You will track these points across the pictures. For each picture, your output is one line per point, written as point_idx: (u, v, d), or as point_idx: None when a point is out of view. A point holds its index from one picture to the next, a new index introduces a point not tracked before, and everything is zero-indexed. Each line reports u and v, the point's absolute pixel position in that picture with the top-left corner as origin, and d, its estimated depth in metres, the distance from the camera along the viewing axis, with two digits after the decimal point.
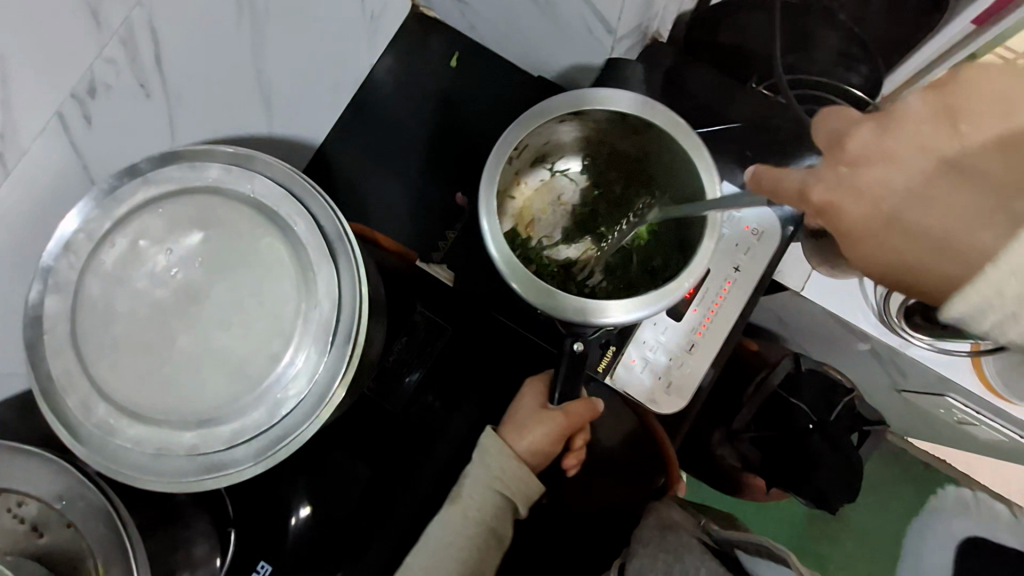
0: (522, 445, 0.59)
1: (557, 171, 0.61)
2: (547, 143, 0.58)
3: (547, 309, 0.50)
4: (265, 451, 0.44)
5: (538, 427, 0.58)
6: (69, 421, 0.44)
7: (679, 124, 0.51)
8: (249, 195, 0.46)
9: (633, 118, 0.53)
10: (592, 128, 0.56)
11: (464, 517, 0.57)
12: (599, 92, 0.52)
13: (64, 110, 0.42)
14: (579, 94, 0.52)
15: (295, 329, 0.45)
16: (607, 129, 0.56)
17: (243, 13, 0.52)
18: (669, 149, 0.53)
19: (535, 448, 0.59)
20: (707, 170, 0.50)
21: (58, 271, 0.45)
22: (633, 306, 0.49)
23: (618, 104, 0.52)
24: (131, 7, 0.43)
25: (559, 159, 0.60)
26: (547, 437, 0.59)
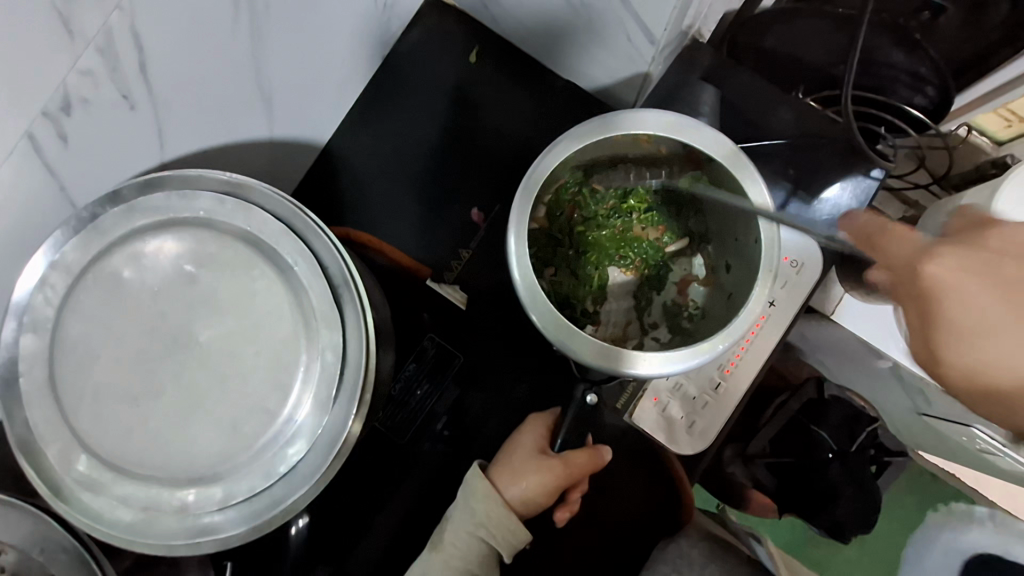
0: (511, 491, 0.52)
1: (600, 180, 0.54)
2: (598, 153, 0.51)
3: (577, 357, 0.44)
4: (260, 515, 0.41)
5: (536, 473, 0.52)
6: (48, 473, 0.40)
7: (746, 167, 0.46)
8: (246, 231, 0.42)
9: (698, 151, 0.48)
10: (647, 149, 0.51)
11: (446, 567, 0.51)
12: (650, 113, 0.47)
13: (35, 130, 0.37)
14: (632, 117, 0.47)
15: (295, 382, 0.41)
16: (669, 157, 0.51)
17: (242, 12, 0.46)
18: (728, 189, 0.49)
19: (528, 496, 0.52)
20: (757, 194, 0.46)
21: (34, 308, 0.40)
22: (664, 359, 0.44)
23: (681, 133, 0.47)
24: (110, 12, 0.37)
25: (605, 167, 0.54)
26: (546, 485, 0.52)
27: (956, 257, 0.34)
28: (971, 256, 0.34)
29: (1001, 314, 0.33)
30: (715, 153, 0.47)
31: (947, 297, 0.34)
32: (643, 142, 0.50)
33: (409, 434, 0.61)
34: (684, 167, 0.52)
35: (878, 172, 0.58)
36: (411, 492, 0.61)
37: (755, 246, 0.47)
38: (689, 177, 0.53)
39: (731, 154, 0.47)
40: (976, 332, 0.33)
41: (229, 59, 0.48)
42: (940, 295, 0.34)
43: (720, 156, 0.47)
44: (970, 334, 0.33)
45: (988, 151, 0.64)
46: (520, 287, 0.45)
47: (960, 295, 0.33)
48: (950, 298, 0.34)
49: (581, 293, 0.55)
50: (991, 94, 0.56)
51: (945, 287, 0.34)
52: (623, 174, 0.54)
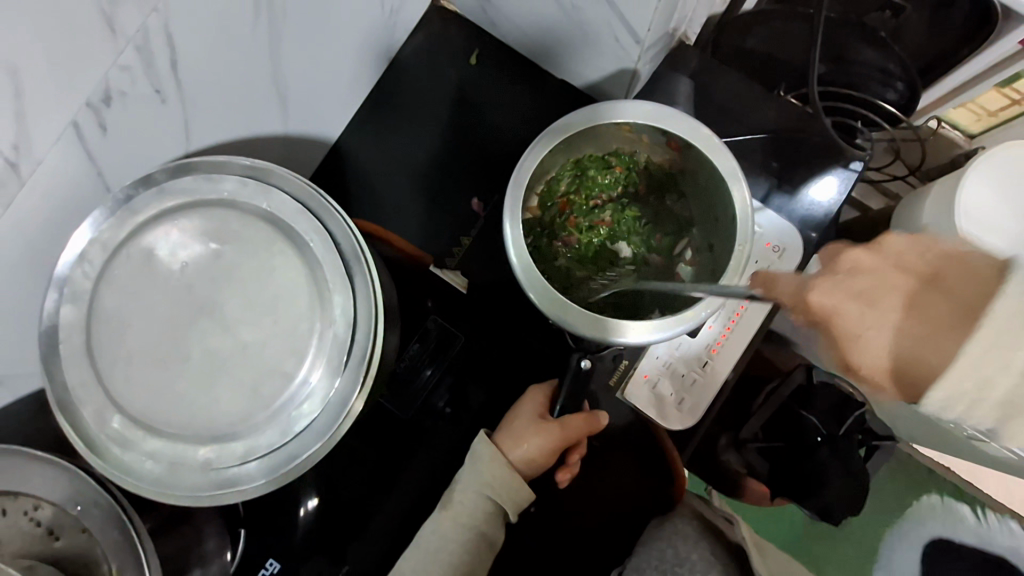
0: (515, 453, 0.56)
1: (589, 169, 0.59)
2: (586, 143, 0.56)
3: (571, 330, 0.48)
4: (278, 468, 0.45)
5: (536, 435, 0.55)
6: (84, 431, 0.44)
7: (721, 150, 0.50)
8: (266, 211, 0.46)
9: (677, 138, 0.52)
10: (629, 140, 0.56)
11: (455, 524, 0.54)
12: (631, 103, 0.51)
13: (79, 119, 0.41)
14: (615, 108, 0.51)
15: (310, 347, 0.45)
16: (652, 145, 0.56)
17: (262, 14, 0.50)
18: (705, 171, 0.53)
19: (530, 457, 0.56)
20: (734, 180, 0.50)
21: (73, 281, 0.44)
22: (650, 328, 0.48)
23: (661, 121, 0.51)
24: (148, 14, 0.41)
25: (593, 156, 0.58)
26: (546, 446, 0.56)
27: (825, 285, 0.32)
28: (836, 286, 0.31)
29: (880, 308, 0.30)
30: (693, 139, 0.51)
31: (835, 316, 0.31)
32: (625, 132, 0.54)
33: (412, 411, 0.64)
34: (663, 158, 0.57)
35: (858, 164, 0.62)
36: (418, 466, 0.65)
37: (733, 225, 0.51)
38: (669, 165, 0.57)
39: (706, 139, 0.51)
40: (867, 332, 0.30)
41: (249, 58, 0.53)
42: (828, 322, 0.31)
43: (698, 143, 0.51)
44: (845, 342, 0.31)
45: (962, 144, 0.68)
46: (517, 266, 0.49)
47: (841, 311, 0.31)
48: (839, 322, 0.31)
49: (578, 278, 0.59)
50: (960, 88, 0.61)
51: (831, 311, 0.31)
52: (611, 165, 0.59)
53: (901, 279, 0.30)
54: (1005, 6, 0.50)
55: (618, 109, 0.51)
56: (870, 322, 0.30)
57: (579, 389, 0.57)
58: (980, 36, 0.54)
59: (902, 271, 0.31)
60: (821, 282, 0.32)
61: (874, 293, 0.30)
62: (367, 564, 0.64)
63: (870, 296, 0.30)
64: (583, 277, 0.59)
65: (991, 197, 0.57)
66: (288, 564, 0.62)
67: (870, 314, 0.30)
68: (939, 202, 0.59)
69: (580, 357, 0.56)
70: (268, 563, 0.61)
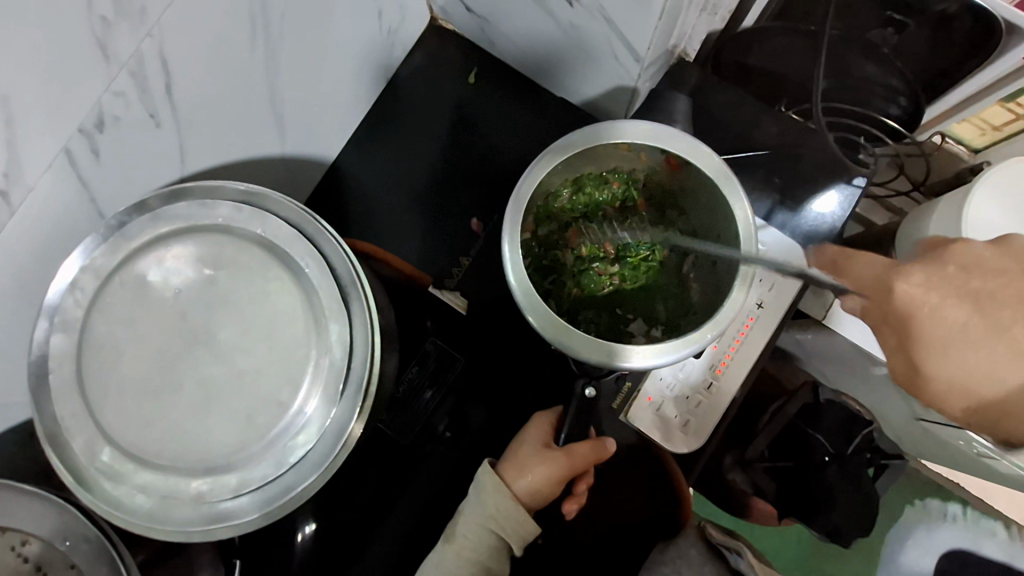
0: (520, 485, 0.54)
1: (583, 179, 0.57)
2: (582, 157, 0.54)
3: (574, 355, 0.47)
4: (272, 501, 0.43)
5: (541, 464, 0.54)
6: (74, 464, 0.43)
7: (721, 167, 0.50)
8: (260, 236, 0.45)
9: (674, 155, 0.51)
10: (629, 157, 0.55)
11: (459, 558, 0.53)
12: (631, 123, 0.51)
13: (71, 146, 0.40)
14: (614, 127, 0.51)
15: (305, 376, 0.44)
16: (649, 163, 0.55)
17: (257, 37, 0.50)
18: (705, 189, 0.52)
19: (535, 488, 0.55)
20: (738, 202, 0.49)
21: (64, 309, 0.43)
22: (655, 352, 0.47)
23: (658, 139, 0.51)
24: (142, 39, 0.41)
25: (591, 168, 0.56)
26: (552, 475, 0.54)
27: (922, 275, 0.45)
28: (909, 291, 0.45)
29: (982, 332, 0.42)
30: (695, 157, 0.50)
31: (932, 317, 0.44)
32: (623, 150, 0.53)
33: (412, 435, 0.63)
34: (663, 171, 0.55)
35: (862, 180, 0.61)
36: (418, 493, 0.63)
37: (735, 244, 0.50)
38: (669, 180, 0.56)
39: (705, 157, 0.50)
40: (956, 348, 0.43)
41: (245, 79, 0.52)
42: (919, 320, 0.44)
43: (701, 162, 0.50)
44: (937, 354, 0.44)
45: (966, 159, 0.68)
46: (517, 290, 0.48)
47: (929, 309, 0.44)
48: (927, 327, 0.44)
49: (578, 299, 0.57)
50: (965, 103, 0.60)
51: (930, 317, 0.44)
52: (606, 173, 0.57)
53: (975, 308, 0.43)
54: (1008, 21, 0.50)
55: (617, 128, 0.50)
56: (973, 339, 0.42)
57: (586, 418, 0.55)
58: (984, 52, 0.54)
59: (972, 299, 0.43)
60: (914, 270, 0.46)
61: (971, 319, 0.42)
62: None
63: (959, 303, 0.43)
64: (581, 297, 0.57)
65: (998, 218, 0.57)
66: None
67: (974, 337, 0.42)
68: (946, 221, 0.58)
69: (584, 384, 0.53)
70: None
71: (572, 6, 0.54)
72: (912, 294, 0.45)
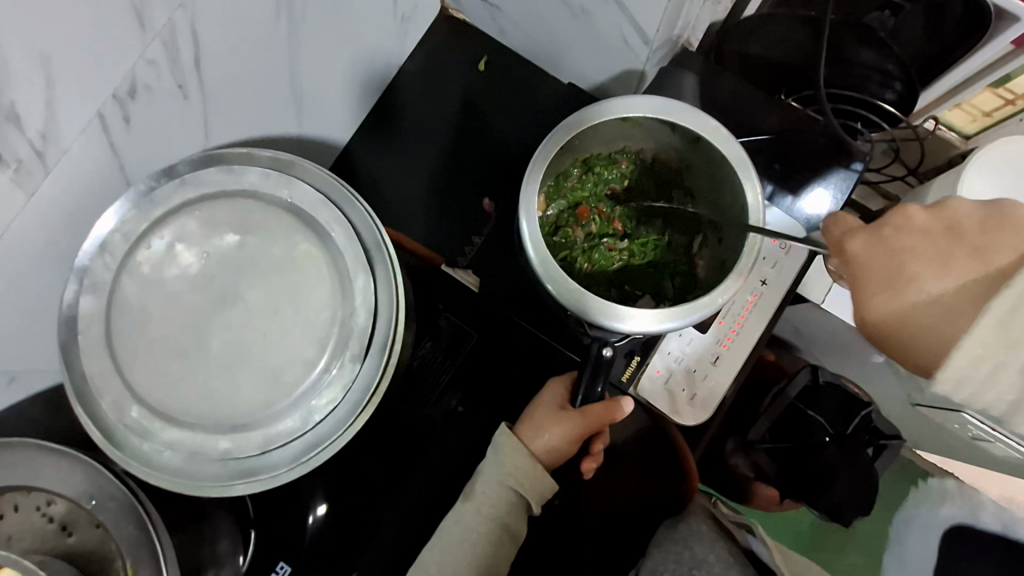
0: (536, 443, 0.57)
1: (591, 158, 0.59)
2: (592, 133, 0.55)
3: (593, 316, 0.48)
4: (301, 457, 0.44)
5: (555, 425, 0.57)
6: (103, 422, 0.44)
7: (726, 136, 0.52)
8: (287, 201, 0.46)
9: (682, 129, 0.53)
10: (637, 136, 0.57)
11: (479, 514, 0.55)
12: (641, 100, 0.53)
13: (105, 111, 0.42)
14: (622, 102, 0.52)
15: (331, 336, 0.45)
16: (656, 141, 0.57)
17: (281, 15, 0.52)
18: (712, 162, 0.54)
19: (552, 445, 0.58)
20: (747, 177, 0.51)
21: (93, 272, 0.44)
22: (663, 317, 0.48)
23: (668, 113, 0.52)
24: (175, 9, 0.42)
25: (598, 147, 0.58)
26: (566, 435, 0.57)
27: (870, 236, 0.41)
28: (882, 246, 0.41)
29: (937, 250, 0.39)
30: (700, 129, 0.52)
31: (901, 259, 0.40)
32: (631, 127, 0.55)
33: (425, 410, 0.65)
34: (671, 152, 0.57)
35: (859, 164, 0.64)
36: (434, 469, 0.65)
37: (743, 215, 0.52)
38: (677, 161, 0.58)
39: (715, 133, 0.52)
40: (905, 252, 0.40)
41: (268, 55, 0.54)
42: (881, 259, 0.40)
43: (708, 136, 0.52)
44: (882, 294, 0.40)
45: (958, 145, 0.71)
46: (535, 261, 0.49)
47: (877, 258, 0.41)
48: (893, 258, 0.40)
49: (589, 276, 0.58)
50: (957, 88, 0.63)
51: (897, 251, 0.40)
52: (614, 152, 0.59)
53: (940, 248, 0.39)
54: (997, 7, 0.52)
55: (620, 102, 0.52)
56: (935, 275, 0.39)
57: (598, 377, 0.55)
58: (977, 36, 0.56)
59: (951, 250, 0.39)
60: (888, 223, 0.41)
61: (951, 258, 0.39)
62: (378, 566, 0.63)
63: (939, 222, 0.40)
64: (593, 274, 0.59)
65: (988, 192, 0.59)
66: (297, 568, 0.61)
67: (935, 271, 0.39)
68: (938, 200, 0.61)
69: (600, 347, 0.53)
70: (278, 567, 0.61)
71: None
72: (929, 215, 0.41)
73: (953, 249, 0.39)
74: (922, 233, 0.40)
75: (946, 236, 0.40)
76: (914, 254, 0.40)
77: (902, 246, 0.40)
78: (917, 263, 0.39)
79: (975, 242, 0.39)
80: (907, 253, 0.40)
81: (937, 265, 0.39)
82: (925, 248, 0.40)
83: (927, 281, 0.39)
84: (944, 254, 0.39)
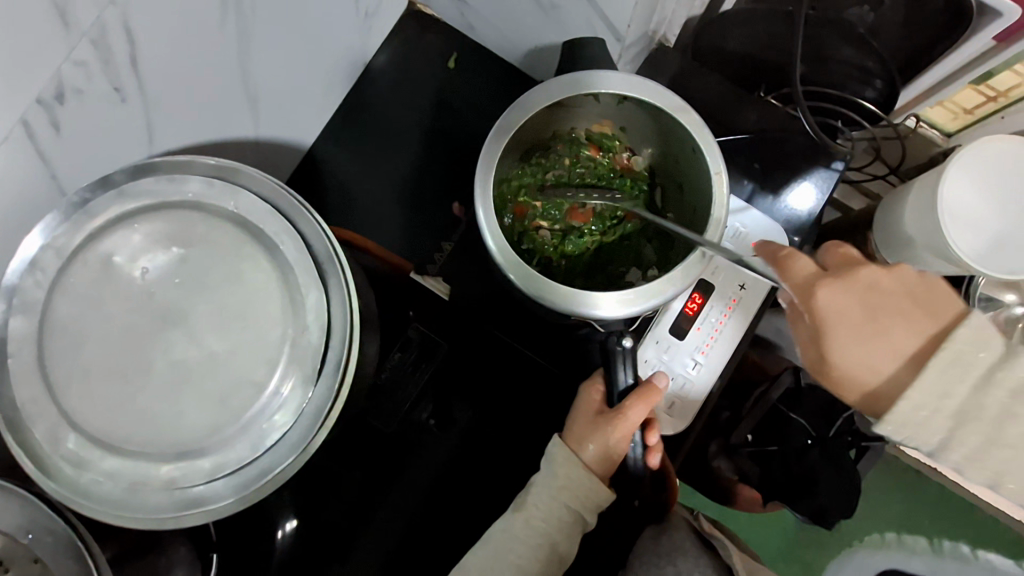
0: (587, 454, 0.54)
1: (529, 152, 0.55)
2: (524, 129, 0.51)
3: (562, 308, 0.46)
4: (246, 487, 0.42)
5: (599, 431, 0.54)
6: (35, 451, 0.41)
7: (659, 89, 0.48)
8: (232, 212, 0.43)
9: (607, 95, 0.49)
10: (565, 115, 0.53)
11: (528, 525, 0.53)
12: (565, 77, 0.48)
13: (29, 117, 0.38)
14: (539, 91, 0.48)
15: (282, 356, 0.42)
16: (586, 112, 0.53)
17: (229, 12, 0.49)
18: (650, 116, 0.51)
19: (603, 453, 0.54)
20: (699, 128, 0.48)
21: (24, 290, 0.41)
22: (627, 302, 0.46)
23: (600, 83, 0.48)
24: (104, 6, 0.39)
25: (532, 139, 0.54)
26: (614, 438, 0.54)
27: (833, 291, 0.46)
28: (850, 296, 0.46)
29: (871, 324, 0.46)
30: (641, 94, 0.48)
31: (853, 318, 0.46)
32: (558, 108, 0.51)
33: (394, 423, 0.61)
34: (603, 120, 0.55)
35: (840, 164, 0.61)
36: (408, 491, 0.61)
37: (701, 163, 0.49)
38: (610, 127, 0.56)
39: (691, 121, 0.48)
40: (856, 325, 0.46)
41: (218, 52, 0.50)
42: (825, 316, 0.46)
43: (640, 92, 0.48)
44: (850, 348, 0.46)
45: (939, 143, 0.69)
46: (500, 257, 0.46)
47: (838, 315, 0.46)
48: (841, 319, 0.46)
49: (571, 271, 0.56)
50: (937, 87, 0.61)
51: (842, 309, 0.46)
52: (548, 138, 0.56)
53: (893, 313, 0.46)
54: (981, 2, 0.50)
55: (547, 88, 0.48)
56: (888, 343, 0.45)
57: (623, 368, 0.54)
58: (959, 32, 0.54)
59: (890, 316, 0.45)
60: (829, 281, 0.46)
61: (905, 321, 0.45)
62: None
63: (876, 287, 0.46)
64: (575, 268, 0.56)
65: (970, 195, 0.58)
66: None
67: (888, 337, 0.45)
68: (921, 202, 0.59)
69: (619, 338, 0.53)
70: None
71: None
72: (866, 275, 0.47)
73: (900, 314, 0.45)
74: (866, 295, 0.46)
75: (894, 301, 0.46)
76: (880, 322, 0.45)
77: (861, 312, 0.46)
78: (880, 334, 0.45)
79: (919, 312, 0.45)
80: (864, 317, 0.46)
81: (895, 329, 0.45)
82: (880, 311, 0.46)
83: (886, 344, 0.45)
84: (890, 321, 0.45)
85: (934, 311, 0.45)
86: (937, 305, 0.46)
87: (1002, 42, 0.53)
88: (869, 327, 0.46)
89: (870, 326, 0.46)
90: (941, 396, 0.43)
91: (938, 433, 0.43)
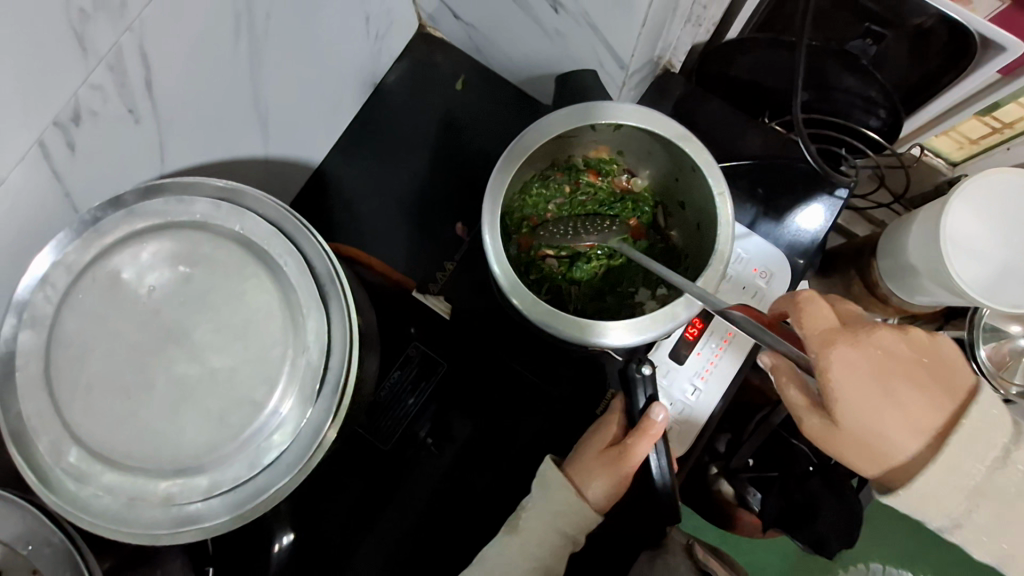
0: (590, 488, 0.55)
1: (530, 185, 0.56)
2: (525, 166, 0.52)
3: (567, 335, 0.46)
4: (241, 504, 0.42)
5: (605, 466, 0.54)
6: (38, 463, 0.42)
7: (655, 115, 0.49)
8: (238, 232, 0.44)
9: (604, 125, 0.50)
10: (561, 147, 0.54)
11: (523, 550, 0.53)
12: (559, 112, 0.49)
13: (46, 139, 0.39)
14: (535, 130, 0.49)
15: (281, 374, 0.43)
16: (583, 142, 0.54)
17: (242, 36, 0.50)
18: (647, 138, 0.52)
19: (606, 488, 0.55)
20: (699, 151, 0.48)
21: (34, 305, 0.42)
22: (634, 329, 0.46)
23: (597, 113, 0.49)
24: (121, 33, 0.40)
25: (533, 173, 0.55)
26: (618, 473, 0.54)
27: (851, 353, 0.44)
28: (863, 356, 0.44)
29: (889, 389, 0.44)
30: (642, 122, 0.49)
31: (871, 382, 0.44)
32: (555, 141, 0.52)
33: (392, 442, 0.63)
34: (600, 146, 0.55)
35: (843, 190, 0.61)
36: (402, 509, 0.61)
37: (703, 182, 0.49)
38: (607, 152, 0.56)
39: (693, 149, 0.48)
40: (875, 389, 0.44)
41: (231, 75, 0.52)
42: (843, 378, 0.44)
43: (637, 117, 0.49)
44: (868, 415, 0.44)
45: (945, 172, 0.70)
46: (501, 277, 0.47)
47: (856, 377, 0.44)
48: (858, 381, 0.44)
49: (583, 296, 0.57)
50: (944, 116, 0.62)
51: (862, 371, 0.44)
52: (548, 170, 0.56)
53: (908, 382, 0.45)
54: (983, 36, 0.50)
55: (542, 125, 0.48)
56: (904, 413, 0.44)
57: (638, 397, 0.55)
58: (961, 66, 0.55)
59: (907, 384, 0.45)
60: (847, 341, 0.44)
61: (922, 392, 0.45)
62: None
63: (890, 353, 0.45)
64: (586, 292, 0.57)
65: (973, 226, 0.58)
66: None
67: (904, 408, 0.44)
68: (924, 230, 0.59)
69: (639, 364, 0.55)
70: None
71: (558, 13, 0.54)
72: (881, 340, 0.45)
73: (913, 383, 0.45)
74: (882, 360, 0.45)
75: (907, 368, 0.45)
76: (897, 390, 0.44)
77: (879, 377, 0.44)
78: (898, 402, 0.44)
79: (932, 382, 0.45)
80: (881, 382, 0.45)
81: (912, 400, 0.44)
82: (895, 378, 0.45)
83: (901, 413, 0.44)
84: (905, 390, 0.45)
85: (945, 382, 0.45)
86: (947, 378, 0.46)
87: (1009, 73, 0.53)
88: (886, 394, 0.44)
89: (887, 395, 0.44)
90: (949, 468, 0.43)
91: (945, 500, 0.44)
